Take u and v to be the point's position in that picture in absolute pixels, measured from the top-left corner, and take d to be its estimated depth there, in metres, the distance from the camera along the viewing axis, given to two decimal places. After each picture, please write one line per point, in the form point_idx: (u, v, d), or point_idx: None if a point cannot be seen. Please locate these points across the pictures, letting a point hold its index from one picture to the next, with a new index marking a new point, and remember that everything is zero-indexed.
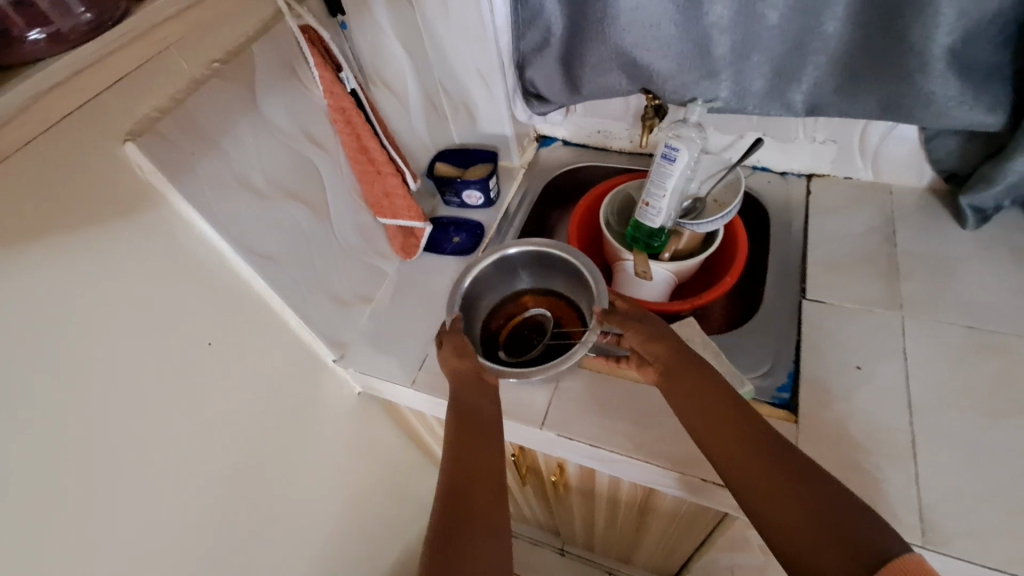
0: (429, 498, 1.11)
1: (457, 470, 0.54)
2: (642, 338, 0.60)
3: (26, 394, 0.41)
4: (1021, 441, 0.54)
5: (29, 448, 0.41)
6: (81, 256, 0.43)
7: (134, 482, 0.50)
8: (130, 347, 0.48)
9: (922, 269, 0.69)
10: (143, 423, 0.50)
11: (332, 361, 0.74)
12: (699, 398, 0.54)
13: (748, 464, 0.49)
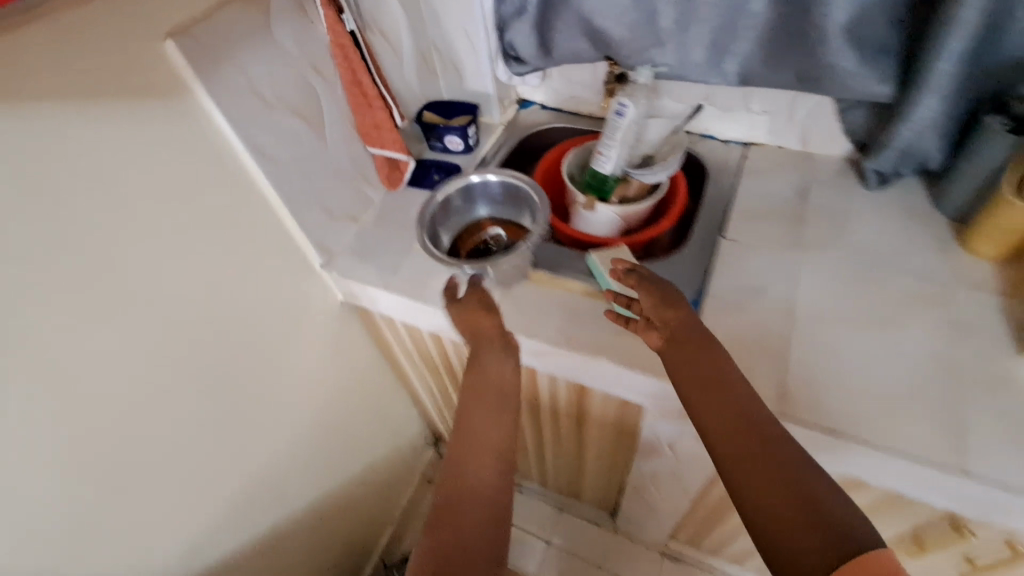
0: (399, 422, 1.23)
1: (463, 433, 0.65)
2: (653, 303, 0.64)
3: (69, 219, 0.53)
4: (872, 348, 0.66)
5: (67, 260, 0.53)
6: (120, 121, 0.55)
7: (143, 318, 0.62)
8: (151, 203, 0.60)
9: (824, 220, 0.81)
10: (156, 269, 0.62)
11: (319, 266, 0.86)
12: (694, 366, 0.60)
13: (725, 435, 0.55)
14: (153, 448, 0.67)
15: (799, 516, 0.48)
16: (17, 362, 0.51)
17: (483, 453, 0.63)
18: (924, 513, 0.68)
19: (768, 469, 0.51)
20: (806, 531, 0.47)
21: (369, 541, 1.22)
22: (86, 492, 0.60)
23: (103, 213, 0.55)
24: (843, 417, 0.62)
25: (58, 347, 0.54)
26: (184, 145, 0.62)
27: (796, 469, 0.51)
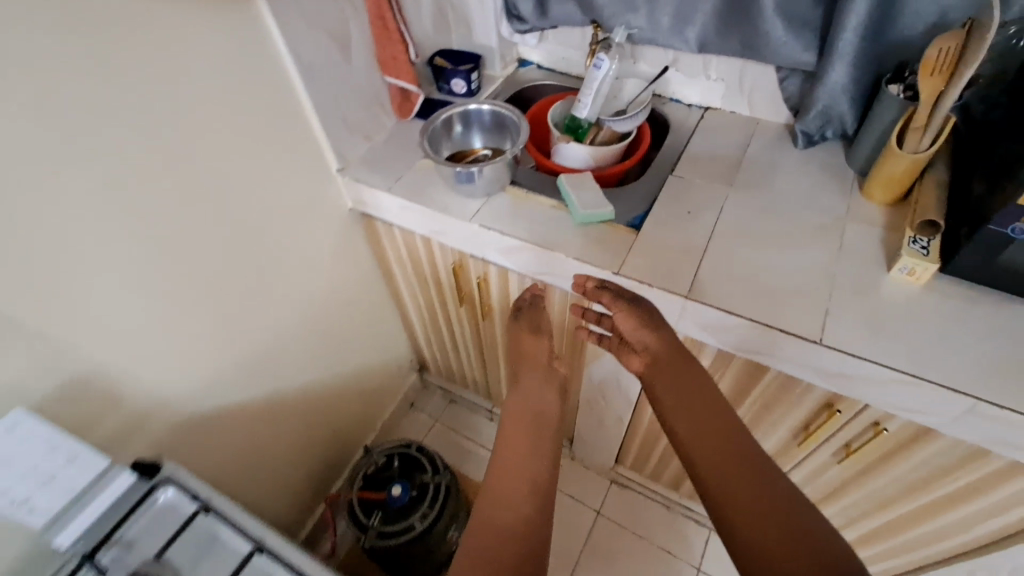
0: (389, 338, 1.40)
1: (499, 464, 0.74)
2: (632, 324, 0.76)
3: (160, 80, 0.70)
4: (771, 259, 0.83)
5: (156, 112, 0.70)
6: (203, 11, 0.72)
7: (200, 174, 0.78)
8: (215, 83, 0.77)
9: (756, 168, 0.98)
10: (213, 137, 0.79)
11: (335, 171, 1.03)
12: (684, 399, 0.73)
13: (720, 468, 0.66)
14: (194, 285, 0.83)
15: (792, 538, 0.60)
16: (113, 181, 0.68)
17: (512, 481, 0.72)
18: (806, 399, 0.84)
19: (762, 500, 0.63)
20: (797, 557, 0.58)
21: (353, 440, 1.38)
22: (148, 306, 0.76)
23: (181, 81, 0.72)
24: (739, 303, 0.79)
25: (141, 179, 0.71)
26: (243, 41, 0.79)
27: (782, 501, 0.63)
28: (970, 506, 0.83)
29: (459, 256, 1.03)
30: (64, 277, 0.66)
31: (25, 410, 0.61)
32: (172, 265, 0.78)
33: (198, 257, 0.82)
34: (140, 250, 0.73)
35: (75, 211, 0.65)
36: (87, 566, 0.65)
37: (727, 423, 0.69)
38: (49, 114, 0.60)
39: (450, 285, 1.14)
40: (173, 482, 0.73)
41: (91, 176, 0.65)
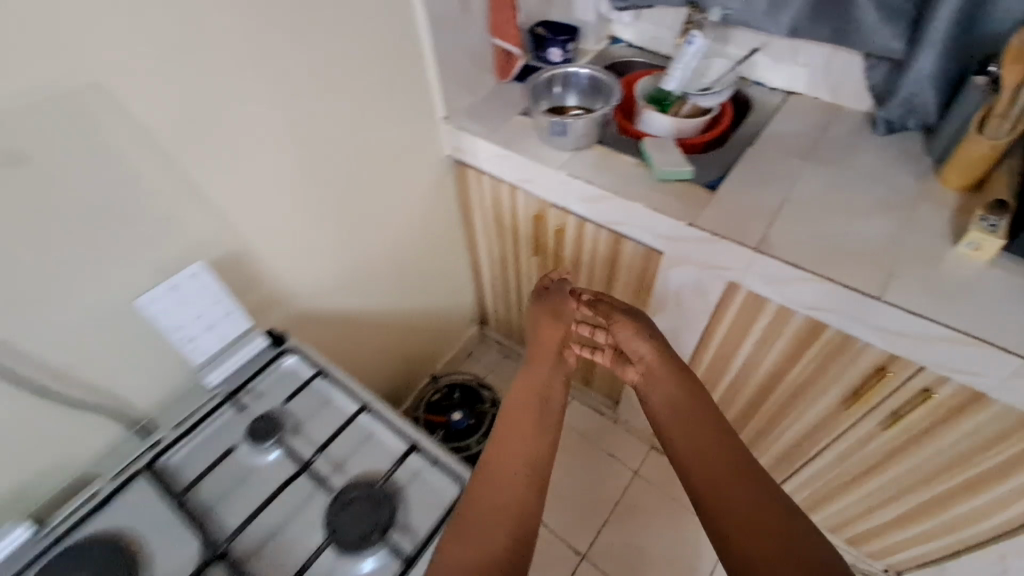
0: (459, 286, 1.52)
1: (496, 443, 0.72)
2: (634, 333, 0.86)
3: (326, 15, 0.83)
4: (839, 226, 0.89)
5: (319, 41, 0.84)
6: None
7: (340, 101, 0.92)
8: (363, 23, 0.90)
9: (833, 149, 1.03)
10: (354, 70, 0.92)
11: (441, 118, 1.15)
12: (679, 405, 0.77)
13: (716, 473, 0.69)
14: (324, 197, 0.97)
15: (785, 545, 0.61)
16: (282, 94, 0.82)
17: (508, 462, 0.69)
18: (860, 362, 0.90)
19: (755, 504, 0.65)
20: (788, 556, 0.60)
21: (416, 373, 1.51)
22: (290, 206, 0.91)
23: (340, 17, 0.86)
24: (804, 260, 0.86)
25: (300, 96, 0.85)
26: None
27: (772, 505, 0.65)
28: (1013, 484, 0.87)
29: (541, 205, 1.13)
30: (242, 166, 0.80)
31: (202, 263, 0.75)
32: (311, 175, 0.92)
33: (329, 173, 0.96)
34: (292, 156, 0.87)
35: (256, 113, 0.79)
36: (231, 402, 0.80)
37: (720, 431, 0.73)
38: (252, 29, 0.74)
39: (526, 235, 1.25)
40: (296, 352, 0.87)
41: (269, 87, 0.80)
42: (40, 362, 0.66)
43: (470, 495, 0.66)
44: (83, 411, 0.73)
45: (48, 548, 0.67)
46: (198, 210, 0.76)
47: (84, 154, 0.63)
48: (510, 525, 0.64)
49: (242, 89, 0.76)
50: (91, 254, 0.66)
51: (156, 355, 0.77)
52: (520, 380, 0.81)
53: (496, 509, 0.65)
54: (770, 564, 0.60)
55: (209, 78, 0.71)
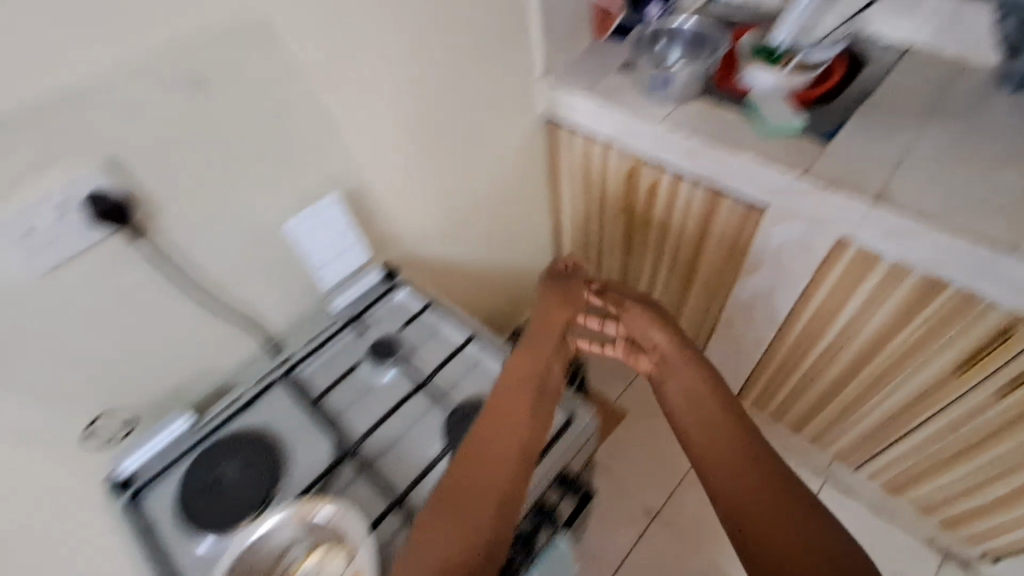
0: (539, 248, 1.54)
1: (492, 414, 0.71)
2: (649, 323, 0.87)
3: None
4: (968, 182, 0.85)
5: None
6: None
7: (457, 52, 0.96)
8: None
9: (959, 104, 0.97)
10: (471, 22, 0.95)
11: (538, 74, 1.17)
12: (690, 398, 0.80)
13: (725, 464, 0.73)
14: (436, 147, 1.01)
15: (788, 535, 0.66)
16: (413, 42, 0.86)
17: (506, 436, 0.69)
18: (981, 324, 0.86)
19: (764, 498, 0.69)
20: (791, 543, 0.65)
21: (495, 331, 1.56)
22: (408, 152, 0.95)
23: None
24: (930, 214, 0.82)
25: (427, 45, 0.89)
26: None
27: (776, 496, 0.70)
28: None
29: (635, 162, 1.13)
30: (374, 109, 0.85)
31: (336, 195, 0.83)
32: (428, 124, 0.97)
33: (444, 123, 1.00)
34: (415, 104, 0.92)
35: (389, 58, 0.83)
36: (353, 326, 0.88)
37: (729, 424, 0.76)
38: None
39: (616, 195, 1.26)
40: (407, 286, 0.92)
41: (405, 34, 0.84)
42: (206, 274, 0.74)
43: (466, 466, 0.68)
44: (232, 323, 0.82)
45: (203, 438, 0.76)
46: (334, 147, 0.82)
47: (254, 86, 0.69)
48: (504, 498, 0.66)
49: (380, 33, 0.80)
50: (251, 179, 0.74)
51: (292, 279, 0.85)
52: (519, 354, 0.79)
53: (491, 482, 0.67)
54: (774, 552, 0.65)
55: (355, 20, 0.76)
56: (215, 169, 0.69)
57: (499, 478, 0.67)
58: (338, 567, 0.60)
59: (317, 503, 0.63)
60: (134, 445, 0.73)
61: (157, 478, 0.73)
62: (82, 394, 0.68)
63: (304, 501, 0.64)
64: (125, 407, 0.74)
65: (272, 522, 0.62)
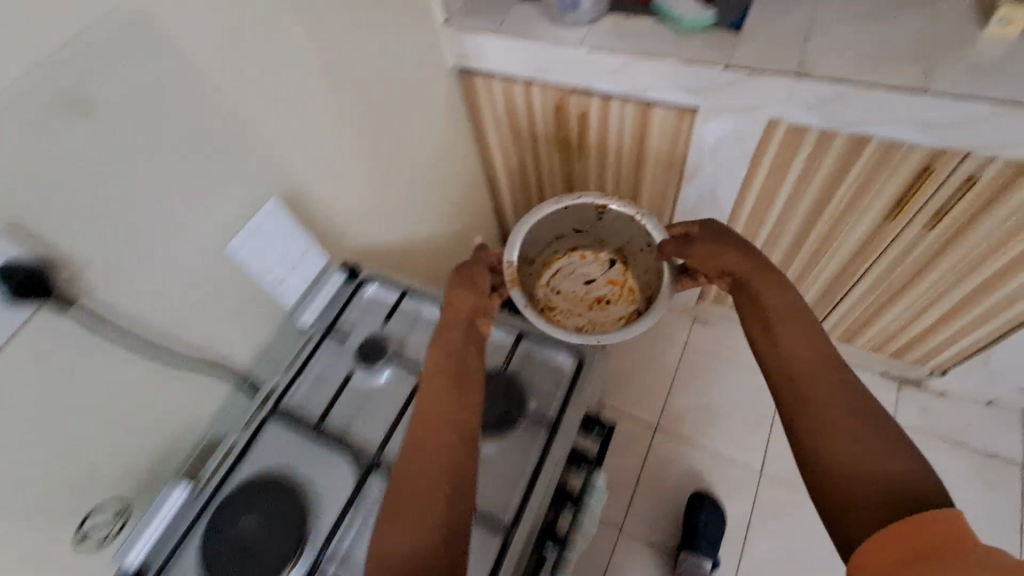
0: (480, 205, 1.50)
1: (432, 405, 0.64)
2: (721, 251, 0.82)
3: None
4: (874, 33, 0.87)
5: None
6: None
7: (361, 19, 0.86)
8: None
9: None
10: None
11: (442, 22, 1.08)
12: (788, 309, 0.74)
13: (811, 363, 0.68)
14: (362, 125, 0.92)
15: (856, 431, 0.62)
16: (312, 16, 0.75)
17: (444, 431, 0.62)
18: (903, 172, 0.92)
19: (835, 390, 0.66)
20: (863, 460, 0.60)
21: None
22: (336, 139, 0.86)
23: None
24: (852, 68, 0.84)
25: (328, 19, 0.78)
26: None
27: (850, 395, 0.65)
28: None
29: (561, 91, 1.10)
30: (290, 92, 0.74)
31: (275, 201, 0.74)
32: (349, 104, 0.87)
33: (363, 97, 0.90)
34: (331, 77, 0.81)
35: (293, 33, 0.72)
36: (329, 337, 0.82)
37: (811, 328, 0.72)
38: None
39: (546, 130, 1.23)
40: (375, 280, 0.87)
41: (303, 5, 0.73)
42: (153, 322, 0.65)
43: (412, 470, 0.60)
44: (196, 374, 0.73)
45: (210, 499, 0.70)
46: (254, 146, 0.72)
47: (137, 93, 0.57)
48: (457, 471, 0.60)
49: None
50: (168, 205, 0.63)
51: (247, 303, 0.77)
52: (455, 288, 0.75)
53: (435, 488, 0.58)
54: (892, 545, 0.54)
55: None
56: (127, 200, 0.59)
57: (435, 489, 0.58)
58: (598, 273, 1.04)
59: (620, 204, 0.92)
60: (138, 530, 0.67)
61: (172, 557, 0.67)
62: (56, 497, 0.59)
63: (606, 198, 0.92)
64: (110, 497, 0.65)
65: (578, 202, 0.91)
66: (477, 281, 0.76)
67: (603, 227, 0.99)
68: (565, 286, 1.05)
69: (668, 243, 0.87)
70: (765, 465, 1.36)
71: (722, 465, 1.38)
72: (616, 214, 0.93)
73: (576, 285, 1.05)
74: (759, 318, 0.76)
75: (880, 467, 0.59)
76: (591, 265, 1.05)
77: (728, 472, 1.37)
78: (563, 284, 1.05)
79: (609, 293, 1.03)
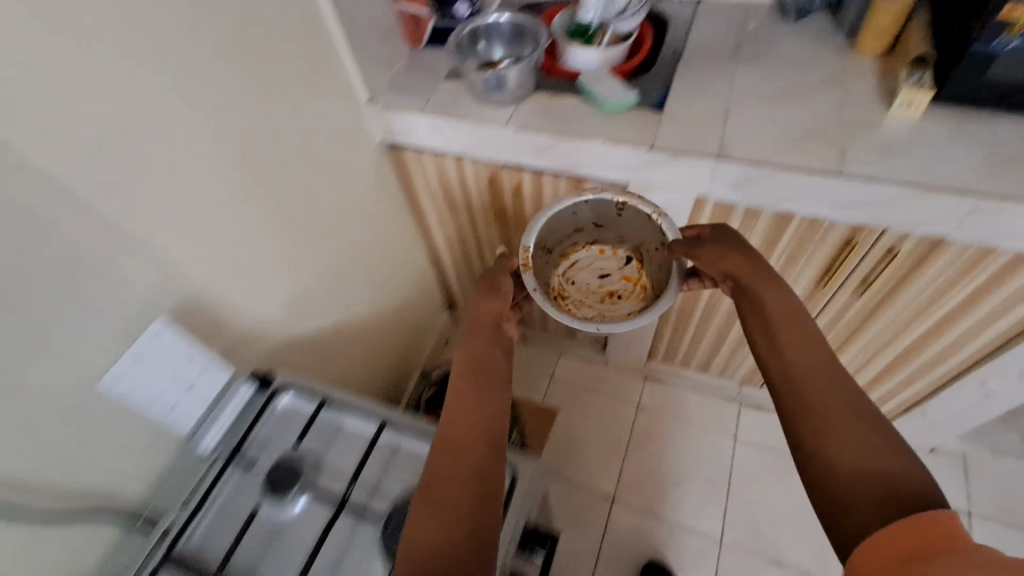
0: (421, 274, 1.45)
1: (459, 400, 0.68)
2: (713, 251, 0.79)
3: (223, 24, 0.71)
4: (785, 115, 0.90)
5: (225, 53, 0.72)
6: None
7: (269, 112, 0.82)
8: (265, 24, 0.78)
9: (753, 45, 1.03)
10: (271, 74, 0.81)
11: (365, 102, 1.05)
12: (782, 308, 0.71)
13: (807, 358, 0.66)
14: (275, 217, 0.86)
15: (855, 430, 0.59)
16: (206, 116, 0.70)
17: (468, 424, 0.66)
18: (828, 245, 0.93)
19: (834, 386, 0.63)
20: (860, 468, 0.57)
21: (404, 375, 1.46)
22: (243, 237, 0.80)
23: (240, 19, 0.74)
24: (767, 151, 0.86)
25: (226, 116, 0.73)
26: None
27: (850, 393, 0.62)
28: (964, 322, 0.96)
29: (492, 168, 1.08)
30: (181, 197, 0.68)
31: (163, 319, 0.67)
32: (258, 198, 0.82)
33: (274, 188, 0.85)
34: (232, 174, 0.75)
35: (183, 137, 0.67)
36: (235, 461, 0.74)
37: (806, 325, 0.69)
38: (150, 26, 0.61)
39: (481, 203, 1.20)
40: (290, 387, 0.80)
41: (194, 107, 0.68)
42: (5, 485, 0.55)
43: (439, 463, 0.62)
44: (72, 528, 0.62)
45: None
46: (142, 261, 0.65)
47: None
48: (480, 465, 0.62)
49: (151, 103, 0.62)
50: (26, 343, 0.55)
51: (135, 431, 0.68)
52: (481, 295, 0.82)
53: (463, 475, 0.61)
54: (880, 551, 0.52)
55: (116, 96, 0.59)
56: None
57: (465, 474, 0.61)
58: (614, 268, 1.01)
59: (638, 201, 0.88)
60: None
61: None
62: None
63: (623, 193, 0.89)
64: None
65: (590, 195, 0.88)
66: (500, 290, 0.82)
67: (623, 222, 0.95)
68: (579, 278, 1.02)
69: (678, 243, 0.83)
70: (725, 532, 1.33)
71: (683, 534, 1.33)
72: (635, 211, 0.91)
73: (591, 276, 1.02)
74: (756, 317, 0.73)
75: (875, 467, 0.57)
76: (610, 259, 1.02)
77: (689, 542, 1.32)
78: (577, 276, 1.02)
79: (621, 289, 1.00)
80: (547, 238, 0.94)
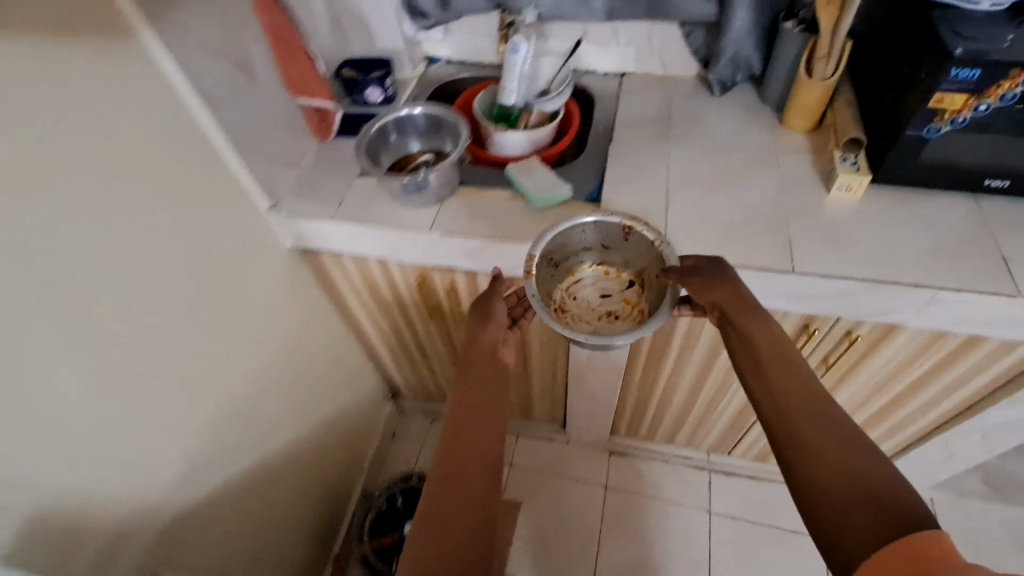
0: (356, 372, 1.30)
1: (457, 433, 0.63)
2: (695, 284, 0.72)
3: (50, 173, 0.58)
4: (723, 204, 0.85)
5: (55, 206, 0.58)
6: (82, 81, 0.60)
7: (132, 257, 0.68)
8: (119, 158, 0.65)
9: (682, 122, 0.99)
10: (132, 214, 0.67)
11: (267, 210, 0.92)
12: (767, 340, 0.65)
13: (792, 390, 0.61)
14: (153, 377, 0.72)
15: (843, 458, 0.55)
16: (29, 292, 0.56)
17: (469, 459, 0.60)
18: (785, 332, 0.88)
19: (820, 418, 0.58)
20: (856, 506, 0.52)
21: (344, 489, 1.30)
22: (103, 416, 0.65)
23: (79, 162, 0.61)
24: (710, 247, 0.80)
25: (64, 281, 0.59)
26: (135, 103, 0.67)
27: (841, 423, 0.57)
28: (925, 392, 0.93)
29: (421, 269, 0.98)
30: None
31: None
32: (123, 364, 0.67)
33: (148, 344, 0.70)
34: (65, 352, 0.61)
35: None
36: None
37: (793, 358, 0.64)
38: None
39: (415, 301, 1.09)
40: None
41: None
42: None
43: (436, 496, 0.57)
44: None
45: None
46: None
47: None
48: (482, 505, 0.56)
49: None
50: None
51: None
52: (477, 320, 0.76)
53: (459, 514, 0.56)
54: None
55: None
56: None
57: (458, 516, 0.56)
58: (615, 289, 0.88)
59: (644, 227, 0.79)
60: None
61: None
62: None
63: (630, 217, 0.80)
64: None
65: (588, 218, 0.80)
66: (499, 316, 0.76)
67: (628, 244, 0.84)
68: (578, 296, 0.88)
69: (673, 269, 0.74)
70: None
71: None
72: (644, 236, 0.80)
73: (591, 295, 0.88)
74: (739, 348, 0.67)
75: (863, 476, 0.53)
76: (613, 281, 0.89)
77: None
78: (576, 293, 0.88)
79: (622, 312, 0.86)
80: (550, 248, 0.81)
